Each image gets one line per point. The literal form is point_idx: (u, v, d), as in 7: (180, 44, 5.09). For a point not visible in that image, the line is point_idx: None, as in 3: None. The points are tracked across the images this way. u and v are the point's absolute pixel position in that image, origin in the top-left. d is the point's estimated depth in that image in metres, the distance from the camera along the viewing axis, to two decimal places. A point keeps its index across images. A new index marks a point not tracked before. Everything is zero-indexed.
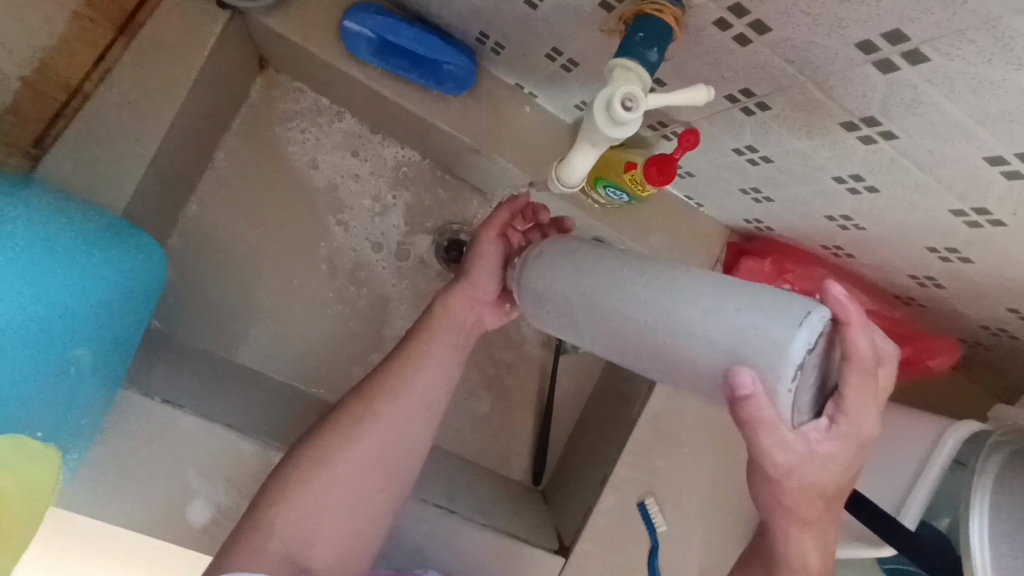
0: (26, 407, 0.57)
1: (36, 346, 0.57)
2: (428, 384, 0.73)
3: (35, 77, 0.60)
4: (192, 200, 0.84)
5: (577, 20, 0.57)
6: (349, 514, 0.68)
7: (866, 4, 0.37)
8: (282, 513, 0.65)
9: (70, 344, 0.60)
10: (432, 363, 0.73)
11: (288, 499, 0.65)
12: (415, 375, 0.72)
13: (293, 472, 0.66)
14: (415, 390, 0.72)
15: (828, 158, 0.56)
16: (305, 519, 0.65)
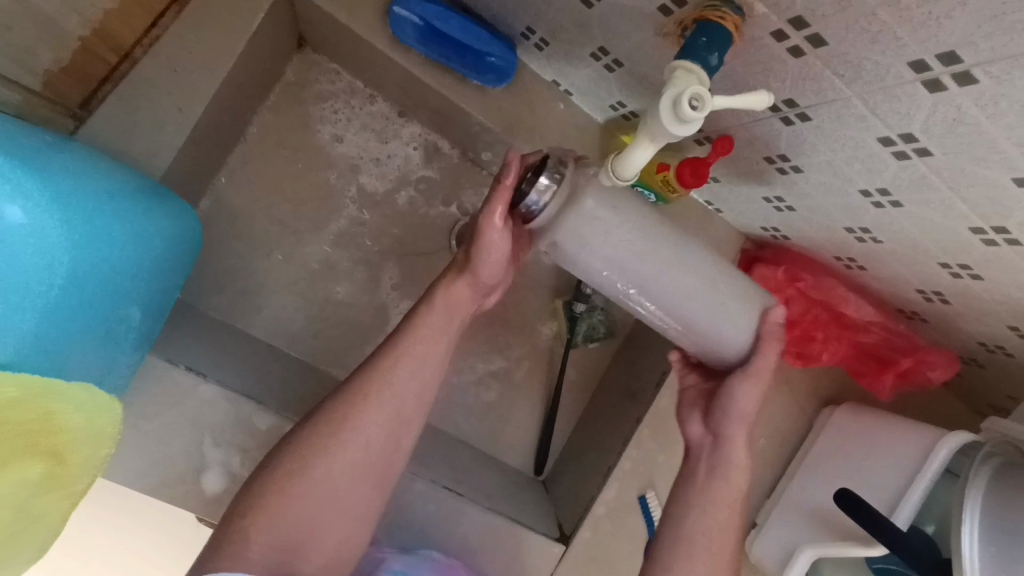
0: (76, 362, 0.59)
1: (92, 303, 0.59)
2: (415, 382, 0.66)
3: (90, 38, 0.60)
4: (221, 173, 0.84)
5: (631, 22, 0.59)
6: (346, 517, 0.63)
7: (927, 25, 0.40)
8: (264, 515, 0.60)
9: (122, 304, 0.62)
10: (423, 359, 0.67)
11: (269, 501, 0.60)
12: (401, 373, 0.66)
13: (279, 469, 0.62)
14: (406, 388, 0.66)
15: (859, 171, 0.59)
16: (294, 522, 0.61)
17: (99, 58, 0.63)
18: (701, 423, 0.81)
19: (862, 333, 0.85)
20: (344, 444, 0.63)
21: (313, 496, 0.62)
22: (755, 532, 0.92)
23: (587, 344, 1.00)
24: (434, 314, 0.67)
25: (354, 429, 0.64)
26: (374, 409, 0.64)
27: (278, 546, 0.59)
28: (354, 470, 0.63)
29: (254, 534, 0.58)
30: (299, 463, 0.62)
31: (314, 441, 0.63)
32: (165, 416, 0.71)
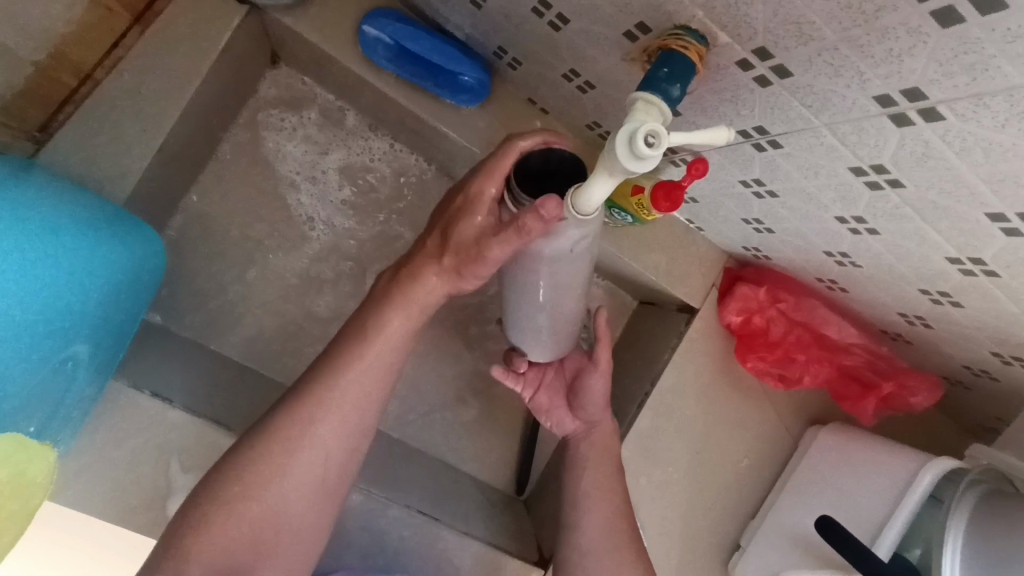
0: (19, 402, 0.57)
1: (30, 341, 0.56)
2: (374, 387, 0.63)
3: (48, 61, 0.59)
4: (193, 191, 0.83)
5: (599, 46, 0.58)
6: (295, 533, 0.61)
7: (889, 61, 0.38)
8: (208, 534, 0.56)
9: (66, 340, 0.59)
10: (383, 360, 0.62)
11: (213, 519, 0.57)
12: (361, 376, 0.62)
13: (226, 485, 0.58)
14: (365, 393, 0.62)
15: (833, 199, 0.58)
16: (238, 540, 0.57)
17: (59, 81, 0.62)
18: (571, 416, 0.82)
19: (844, 354, 0.85)
20: (296, 458, 0.60)
21: (259, 512, 0.58)
22: (738, 554, 0.89)
23: None
24: (396, 312, 0.62)
25: (311, 441, 0.61)
26: (330, 416, 0.61)
27: (219, 564, 0.56)
28: (307, 485, 0.60)
29: (191, 552, 0.55)
30: (248, 480, 0.59)
31: (262, 453, 0.60)
32: (129, 443, 0.69)
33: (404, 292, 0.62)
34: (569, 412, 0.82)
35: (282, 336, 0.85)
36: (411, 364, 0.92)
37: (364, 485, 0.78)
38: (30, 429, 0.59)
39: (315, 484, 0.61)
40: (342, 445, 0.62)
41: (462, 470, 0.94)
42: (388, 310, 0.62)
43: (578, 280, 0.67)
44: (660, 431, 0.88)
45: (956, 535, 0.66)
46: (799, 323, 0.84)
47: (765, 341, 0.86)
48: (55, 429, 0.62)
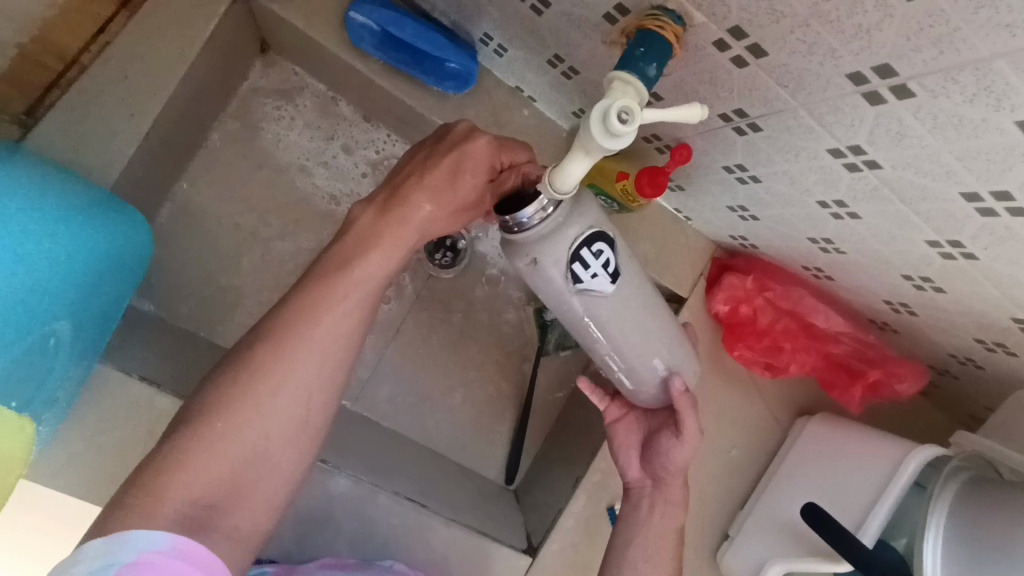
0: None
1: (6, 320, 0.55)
2: (353, 325, 0.57)
3: (32, 45, 0.59)
4: (183, 178, 0.83)
5: (581, 30, 0.58)
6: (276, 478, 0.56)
7: (860, 37, 0.39)
8: (179, 471, 0.50)
9: (43, 318, 0.58)
10: (360, 297, 0.57)
11: (191, 455, 0.51)
12: (343, 311, 0.56)
13: (201, 421, 0.53)
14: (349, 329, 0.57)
15: (815, 182, 0.58)
16: (216, 479, 0.52)
17: (45, 66, 0.62)
18: (640, 467, 0.78)
19: (832, 343, 0.85)
20: (276, 394, 0.55)
21: (237, 448, 0.53)
22: (727, 543, 0.89)
23: (559, 352, 0.98)
24: (380, 246, 0.58)
25: (288, 379, 0.55)
26: (305, 353, 0.55)
27: (192, 505, 0.51)
28: (289, 423, 0.55)
29: (166, 493, 0.49)
30: (223, 415, 0.53)
31: (237, 386, 0.54)
32: (116, 427, 0.69)
33: (395, 228, 0.58)
34: (640, 461, 0.78)
35: None
36: (401, 353, 0.92)
37: (352, 471, 0.78)
38: (12, 404, 0.58)
39: (296, 424, 0.56)
40: (321, 386, 0.57)
41: (452, 459, 0.93)
42: (371, 246, 0.57)
43: (634, 303, 0.63)
44: None
45: (939, 520, 0.66)
46: (786, 312, 0.84)
47: (753, 330, 0.86)
48: (37, 408, 0.62)
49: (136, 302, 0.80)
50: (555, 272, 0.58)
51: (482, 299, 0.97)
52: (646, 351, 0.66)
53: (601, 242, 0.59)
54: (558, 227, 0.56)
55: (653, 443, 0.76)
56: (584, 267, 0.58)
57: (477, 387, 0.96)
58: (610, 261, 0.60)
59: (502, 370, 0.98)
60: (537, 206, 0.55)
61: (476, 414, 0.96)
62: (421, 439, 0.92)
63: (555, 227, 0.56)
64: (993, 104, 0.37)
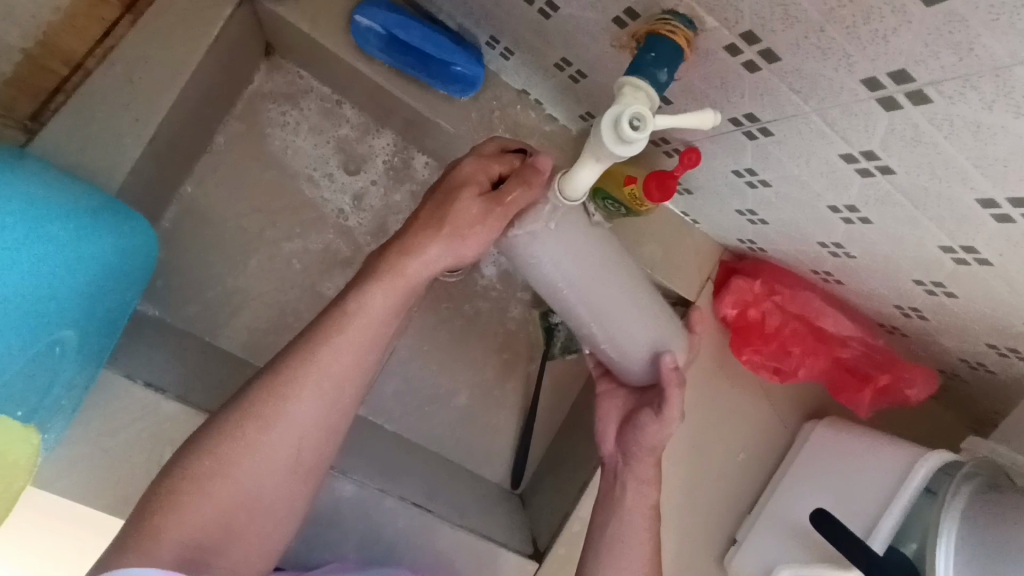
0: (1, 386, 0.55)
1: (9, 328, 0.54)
2: (347, 371, 0.60)
3: (37, 50, 0.59)
4: (188, 182, 0.83)
5: (590, 34, 0.57)
6: (270, 515, 0.59)
7: (876, 42, 0.38)
8: (176, 514, 0.54)
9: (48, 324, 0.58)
10: (361, 343, 0.60)
11: (185, 497, 0.55)
12: (349, 345, 0.59)
13: (195, 465, 0.56)
14: (346, 373, 0.60)
15: (826, 187, 0.57)
16: (211, 519, 0.56)
17: (49, 70, 0.62)
18: (615, 440, 0.79)
19: (840, 347, 0.84)
20: (268, 436, 0.58)
21: (232, 488, 0.57)
22: (734, 548, 0.88)
23: (565, 355, 0.97)
24: (380, 286, 0.59)
25: (282, 423, 0.59)
26: (299, 400, 0.59)
27: (188, 543, 0.55)
28: (283, 464, 0.59)
29: (161, 532, 0.53)
30: (217, 454, 0.57)
31: (231, 433, 0.58)
32: (123, 433, 0.69)
33: (396, 263, 0.58)
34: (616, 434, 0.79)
35: (277, 328, 0.85)
36: (406, 357, 0.92)
37: (358, 477, 0.78)
38: (19, 412, 0.58)
39: (289, 464, 0.59)
40: (317, 426, 0.60)
41: (458, 464, 0.93)
42: (373, 283, 0.59)
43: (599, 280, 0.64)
44: None
45: (951, 526, 0.65)
46: (794, 316, 0.84)
47: (761, 334, 0.85)
48: (44, 417, 0.62)
49: (141, 306, 0.79)
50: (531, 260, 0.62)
51: (488, 302, 0.96)
52: (633, 330, 0.68)
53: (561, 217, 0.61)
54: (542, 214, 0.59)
55: (651, 461, 0.77)
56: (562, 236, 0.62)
57: (483, 391, 0.96)
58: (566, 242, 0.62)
59: (508, 374, 0.97)
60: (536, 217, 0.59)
61: (482, 418, 0.95)
62: (427, 443, 0.92)
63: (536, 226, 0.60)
64: (1012, 110, 0.36)
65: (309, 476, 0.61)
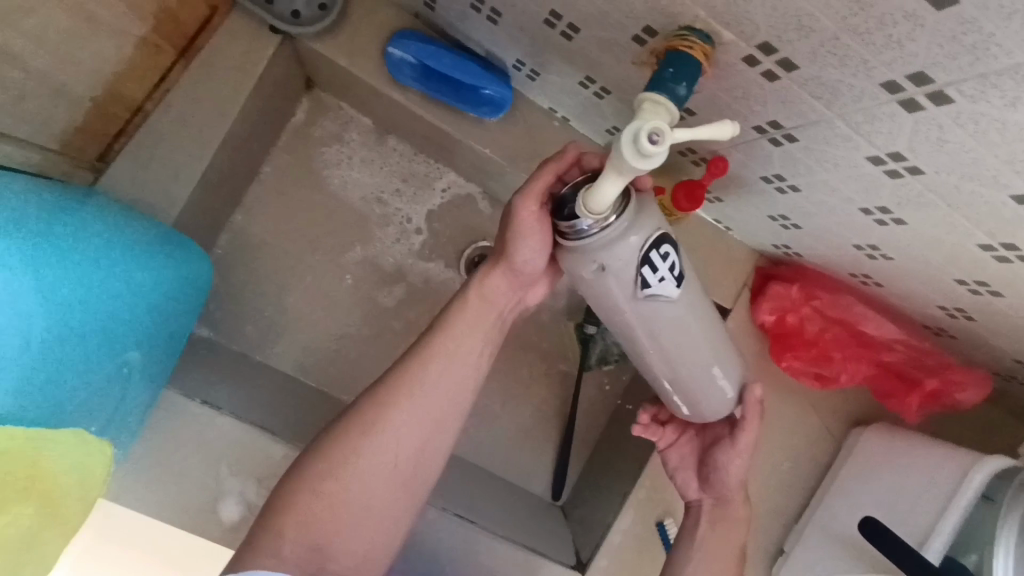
0: (76, 406, 0.59)
1: (84, 353, 0.59)
2: (444, 397, 0.66)
3: (104, 98, 0.64)
4: (238, 210, 0.88)
5: (612, 52, 0.59)
6: (370, 521, 0.64)
7: (892, 48, 0.39)
8: (289, 520, 0.60)
9: (116, 347, 0.63)
10: (457, 362, 0.66)
11: (298, 506, 0.60)
12: (438, 375, 0.65)
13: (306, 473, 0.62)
14: (440, 397, 0.66)
15: (856, 190, 0.57)
16: (315, 522, 0.61)
17: (115, 116, 0.67)
18: (698, 485, 0.79)
19: (885, 351, 0.82)
20: (372, 446, 0.63)
21: (337, 496, 0.62)
22: (782, 559, 0.86)
23: (601, 367, 0.98)
24: (467, 320, 0.66)
25: (387, 428, 0.64)
26: (408, 410, 0.64)
27: (303, 545, 0.60)
28: (393, 477, 0.64)
29: (284, 532, 0.59)
30: (325, 463, 0.62)
31: (333, 446, 0.63)
32: (183, 449, 0.72)
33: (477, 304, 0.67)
34: (698, 482, 0.79)
35: (323, 347, 0.89)
36: None
37: None
38: (91, 430, 0.62)
39: (388, 475, 0.64)
40: (416, 440, 0.65)
41: (498, 475, 0.95)
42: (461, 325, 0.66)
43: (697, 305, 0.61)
44: None
45: None
46: (835, 322, 0.82)
47: (801, 340, 0.83)
48: (112, 436, 0.65)
49: (196, 328, 0.84)
50: (625, 276, 0.55)
51: (523, 315, 0.98)
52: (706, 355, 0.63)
53: (668, 243, 0.55)
54: (624, 231, 0.53)
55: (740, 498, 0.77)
56: (651, 269, 0.55)
57: (521, 403, 0.97)
58: (677, 263, 0.56)
59: (546, 386, 0.99)
60: (596, 211, 0.52)
61: (522, 429, 0.97)
62: (468, 455, 0.94)
63: (619, 232, 0.53)
64: None
65: (411, 486, 0.66)
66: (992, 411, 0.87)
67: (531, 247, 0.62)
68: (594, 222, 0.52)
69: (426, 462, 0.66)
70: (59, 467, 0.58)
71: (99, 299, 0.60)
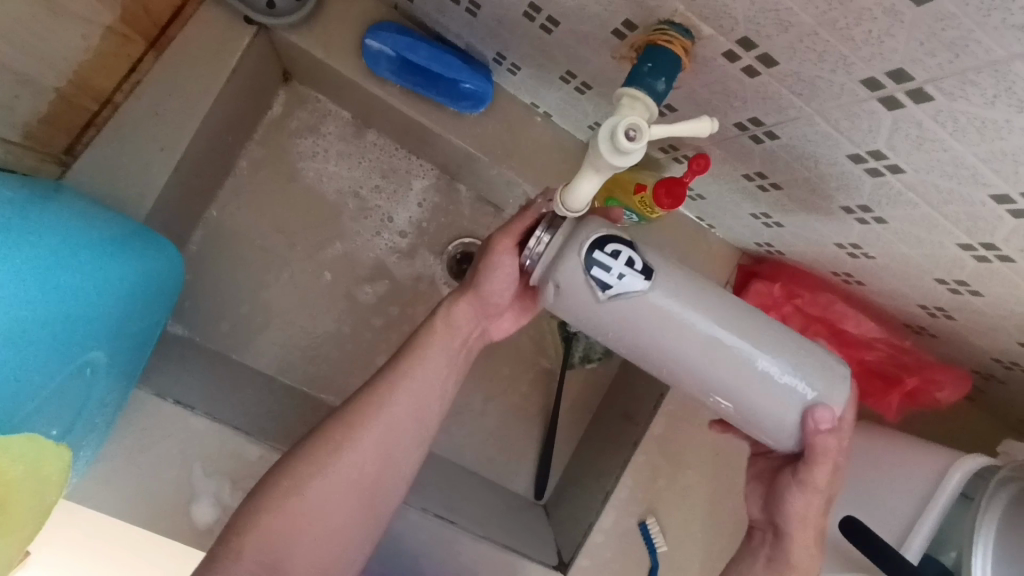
0: (35, 407, 0.57)
1: (43, 352, 0.56)
2: (408, 415, 0.65)
3: (70, 88, 0.62)
4: (213, 206, 0.86)
5: (592, 46, 0.58)
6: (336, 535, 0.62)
7: (871, 43, 0.38)
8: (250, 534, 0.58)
9: (80, 346, 0.60)
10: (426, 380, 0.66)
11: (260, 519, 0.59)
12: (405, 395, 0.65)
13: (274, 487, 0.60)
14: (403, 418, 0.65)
15: (837, 188, 0.57)
16: (273, 534, 0.59)
17: (81, 107, 0.65)
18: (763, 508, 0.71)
19: (865, 350, 0.81)
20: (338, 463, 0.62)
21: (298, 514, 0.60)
22: None
23: (584, 365, 0.99)
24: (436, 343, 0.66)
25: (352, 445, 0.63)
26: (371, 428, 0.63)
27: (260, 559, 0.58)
28: (350, 484, 0.62)
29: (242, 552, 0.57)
30: (287, 479, 0.61)
31: (300, 463, 0.62)
32: (155, 451, 0.70)
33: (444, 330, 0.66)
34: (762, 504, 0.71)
35: (301, 345, 0.87)
36: None
37: None
38: (51, 433, 0.59)
39: (352, 485, 0.63)
40: (380, 456, 0.64)
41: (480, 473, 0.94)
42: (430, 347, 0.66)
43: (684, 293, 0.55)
44: (729, 453, 0.88)
45: (990, 529, 0.63)
46: (818, 321, 0.81)
47: None
48: (75, 439, 0.63)
49: (170, 326, 0.82)
50: (577, 286, 0.54)
51: None
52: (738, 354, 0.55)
53: (615, 242, 0.53)
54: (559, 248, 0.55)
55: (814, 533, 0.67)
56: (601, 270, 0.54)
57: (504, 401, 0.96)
58: (636, 258, 0.54)
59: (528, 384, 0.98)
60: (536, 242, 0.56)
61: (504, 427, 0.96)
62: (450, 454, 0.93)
63: (555, 251, 0.55)
64: (1015, 105, 0.36)
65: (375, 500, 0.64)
66: (971, 409, 0.88)
67: (502, 278, 0.64)
68: (529, 254, 0.57)
69: (392, 474, 0.65)
70: (13, 474, 0.54)
71: (59, 295, 0.57)
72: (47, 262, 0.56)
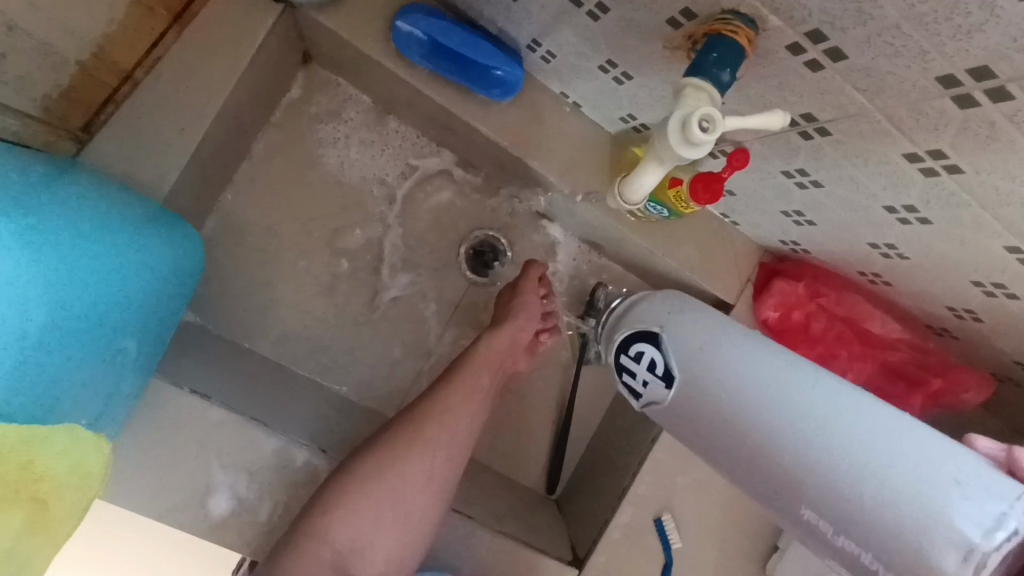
0: (70, 396, 0.56)
1: (75, 341, 0.55)
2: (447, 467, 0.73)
3: (91, 61, 0.59)
4: (228, 190, 0.83)
5: (642, 35, 0.57)
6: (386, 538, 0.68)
7: (957, 38, 0.37)
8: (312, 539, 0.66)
9: (114, 335, 0.59)
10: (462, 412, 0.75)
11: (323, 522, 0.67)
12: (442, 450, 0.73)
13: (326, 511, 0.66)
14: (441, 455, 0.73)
15: (883, 187, 0.56)
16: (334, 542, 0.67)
17: (100, 82, 0.62)
18: None
19: (888, 351, 0.81)
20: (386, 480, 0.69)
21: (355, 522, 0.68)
22: (777, 555, 0.85)
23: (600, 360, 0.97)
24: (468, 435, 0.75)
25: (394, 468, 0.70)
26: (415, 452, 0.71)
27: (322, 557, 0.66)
28: (395, 495, 0.70)
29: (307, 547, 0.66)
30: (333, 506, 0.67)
31: (345, 487, 0.68)
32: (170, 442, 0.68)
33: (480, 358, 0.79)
34: None
35: (316, 335, 0.85)
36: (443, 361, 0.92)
37: None
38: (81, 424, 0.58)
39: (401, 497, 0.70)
40: (423, 473, 0.71)
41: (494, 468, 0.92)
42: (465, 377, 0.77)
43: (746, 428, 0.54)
44: None
45: None
46: (841, 321, 0.82)
47: (804, 338, 0.82)
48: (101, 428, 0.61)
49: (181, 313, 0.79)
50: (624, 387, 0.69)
51: None
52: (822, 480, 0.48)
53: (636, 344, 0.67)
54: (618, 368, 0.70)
55: None
56: (636, 377, 0.67)
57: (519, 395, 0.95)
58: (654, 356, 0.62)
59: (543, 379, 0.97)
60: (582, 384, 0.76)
61: None
62: None
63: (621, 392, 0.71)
64: None
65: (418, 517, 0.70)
66: None
67: None
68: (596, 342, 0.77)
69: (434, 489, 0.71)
70: (55, 469, 0.51)
71: (101, 283, 0.56)
72: (89, 249, 0.55)
